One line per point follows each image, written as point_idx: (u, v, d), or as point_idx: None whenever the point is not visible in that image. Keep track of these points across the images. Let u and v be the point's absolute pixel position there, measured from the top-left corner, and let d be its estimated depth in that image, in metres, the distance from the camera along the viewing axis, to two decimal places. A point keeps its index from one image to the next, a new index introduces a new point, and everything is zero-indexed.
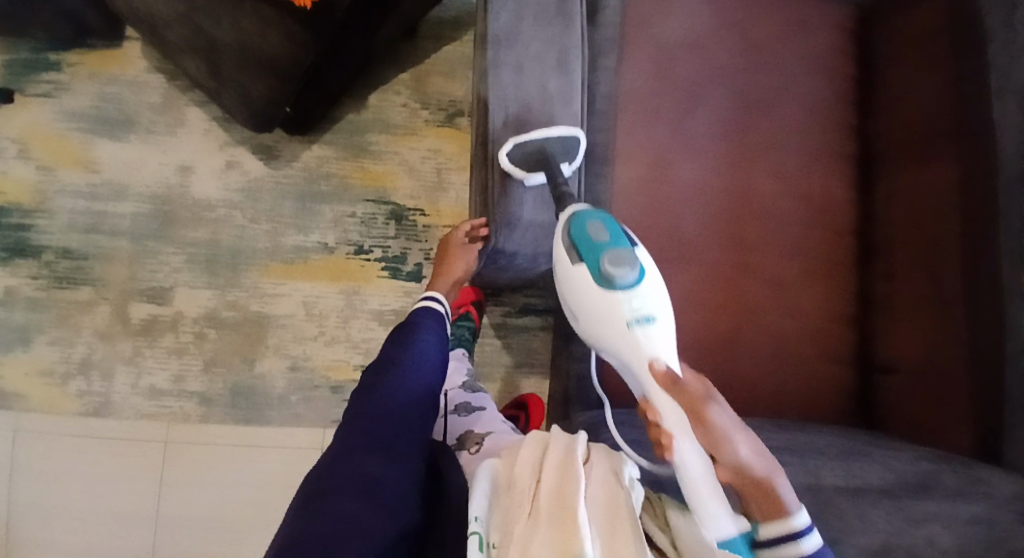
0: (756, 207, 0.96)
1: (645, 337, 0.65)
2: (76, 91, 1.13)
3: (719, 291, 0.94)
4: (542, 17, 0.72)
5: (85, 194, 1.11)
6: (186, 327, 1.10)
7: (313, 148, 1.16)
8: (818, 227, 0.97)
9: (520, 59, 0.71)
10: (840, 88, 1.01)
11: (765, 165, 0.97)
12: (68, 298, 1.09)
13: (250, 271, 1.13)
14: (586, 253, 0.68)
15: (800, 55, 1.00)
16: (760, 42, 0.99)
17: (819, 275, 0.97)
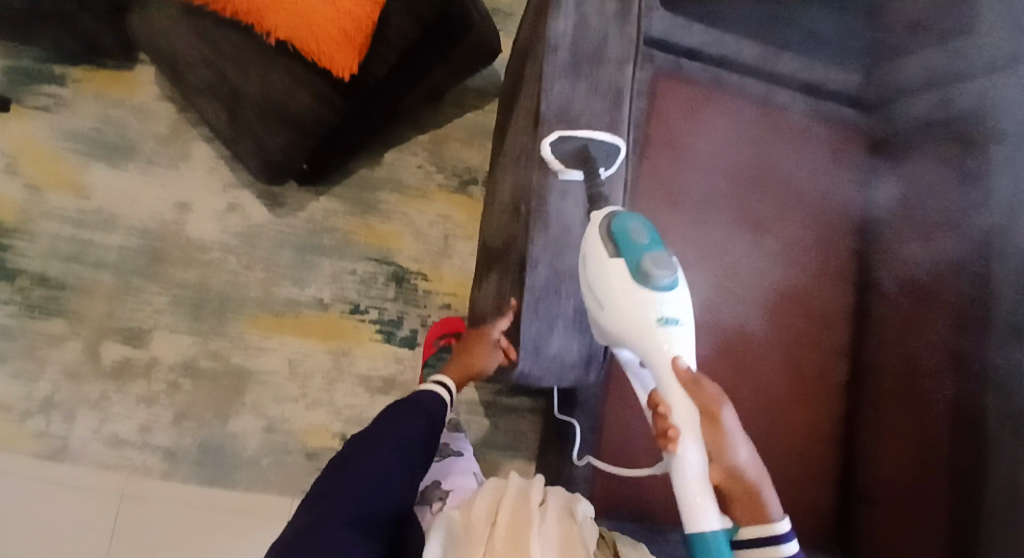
0: (753, 309, 0.97)
1: (668, 337, 0.64)
2: (77, 109, 1.07)
3: None
4: (590, 141, 0.72)
5: (72, 219, 1.05)
6: (159, 375, 1.04)
7: (320, 199, 1.12)
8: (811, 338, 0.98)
9: (567, 183, 0.71)
10: (842, 212, 1.05)
11: (767, 273, 0.99)
12: (39, 329, 1.02)
13: (236, 321, 1.07)
14: (625, 250, 0.64)
15: (806, 175, 1.05)
16: (771, 157, 1.04)
17: (805, 389, 0.96)
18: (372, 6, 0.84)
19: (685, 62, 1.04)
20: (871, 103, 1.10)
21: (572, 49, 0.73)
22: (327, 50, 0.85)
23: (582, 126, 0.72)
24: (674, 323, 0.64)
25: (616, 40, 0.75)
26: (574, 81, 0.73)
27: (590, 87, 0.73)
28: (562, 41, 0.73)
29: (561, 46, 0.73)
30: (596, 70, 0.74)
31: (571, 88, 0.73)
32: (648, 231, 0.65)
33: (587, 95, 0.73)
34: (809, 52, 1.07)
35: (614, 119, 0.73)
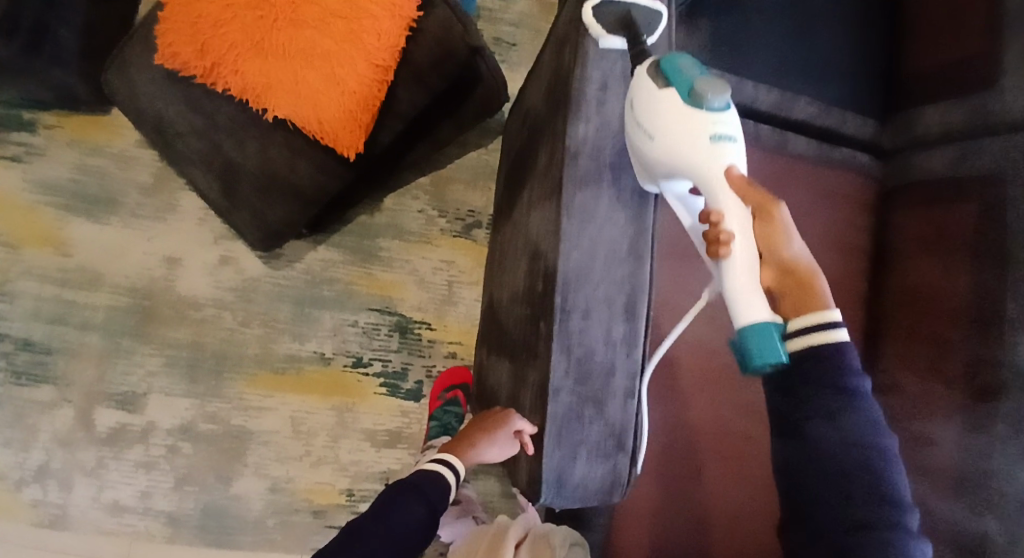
0: None
1: (728, 153, 0.55)
2: (52, 157, 0.99)
3: None
4: (614, 255, 0.68)
5: (54, 279, 0.99)
6: (157, 440, 1.01)
7: (318, 249, 1.07)
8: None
9: (589, 302, 0.68)
10: (853, 261, 1.00)
11: None
12: (27, 396, 0.98)
13: (234, 381, 1.03)
14: (674, 76, 0.56)
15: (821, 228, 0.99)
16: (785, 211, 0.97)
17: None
18: (381, 83, 0.78)
19: None
20: (885, 150, 1.04)
21: (593, 154, 0.69)
22: (335, 126, 0.79)
23: (604, 240, 0.68)
24: (730, 141, 0.55)
25: None
26: (596, 188, 0.68)
27: (613, 195, 0.69)
28: (580, 145, 0.68)
29: (581, 153, 0.68)
30: (619, 175, 0.69)
31: (594, 196, 0.68)
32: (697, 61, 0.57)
33: (610, 202, 0.68)
34: (826, 97, 0.99)
35: (639, 228, 0.69)
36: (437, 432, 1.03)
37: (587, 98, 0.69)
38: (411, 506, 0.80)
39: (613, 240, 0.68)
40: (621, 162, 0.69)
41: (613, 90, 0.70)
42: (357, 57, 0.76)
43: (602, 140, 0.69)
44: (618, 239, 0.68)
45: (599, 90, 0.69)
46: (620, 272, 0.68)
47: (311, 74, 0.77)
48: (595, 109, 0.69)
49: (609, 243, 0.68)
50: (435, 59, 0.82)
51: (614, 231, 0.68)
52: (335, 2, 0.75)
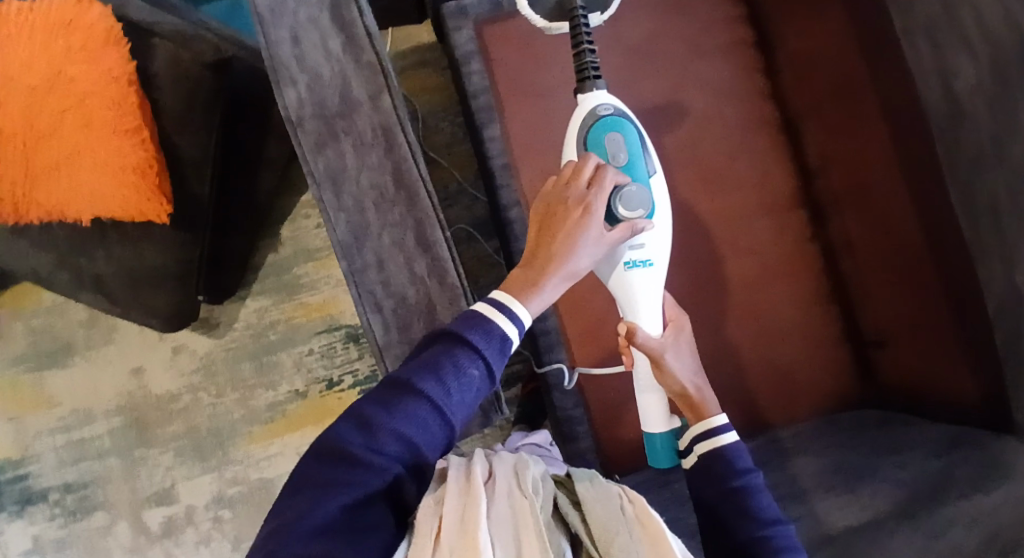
0: (707, 214, 0.93)
1: (637, 275, 0.72)
2: (7, 335, 1.11)
3: (706, 313, 0.92)
4: (383, 201, 0.63)
5: (59, 429, 1.12)
6: (201, 517, 1.13)
7: (248, 302, 1.13)
8: (783, 218, 0.94)
9: (379, 255, 0.63)
10: (745, 70, 0.95)
11: (703, 183, 0.93)
12: (87, 528, 1.12)
13: (237, 444, 1.13)
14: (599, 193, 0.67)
15: (686, 43, 0.95)
16: (644, 44, 0.94)
17: (802, 271, 0.94)
18: (142, 144, 0.79)
19: None
20: None
21: (317, 112, 0.62)
22: (134, 205, 0.81)
23: (366, 189, 0.63)
24: (644, 263, 0.72)
25: (357, 74, 0.63)
26: (335, 143, 0.62)
27: (355, 144, 0.63)
28: (298, 109, 0.62)
29: (303, 118, 0.62)
30: (351, 121, 0.63)
31: (336, 152, 0.62)
32: (629, 151, 0.72)
33: (355, 151, 0.63)
34: None
35: (397, 161, 0.63)
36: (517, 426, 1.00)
37: (282, 57, 0.62)
38: (421, 412, 0.53)
39: (373, 190, 0.63)
40: (349, 105, 0.63)
41: (308, 37, 0.62)
42: (107, 135, 0.78)
43: (321, 90, 0.62)
44: (380, 182, 0.63)
45: (296, 45, 0.62)
46: (397, 213, 0.63)
47: (84, 169, 0.80)
48: (296, 68, 0.62)
49: (373, 190, 0.63)
50: (184, 97, 0.82)
51: (371, 177, 0.63)
52: (57, 101, 0.77)
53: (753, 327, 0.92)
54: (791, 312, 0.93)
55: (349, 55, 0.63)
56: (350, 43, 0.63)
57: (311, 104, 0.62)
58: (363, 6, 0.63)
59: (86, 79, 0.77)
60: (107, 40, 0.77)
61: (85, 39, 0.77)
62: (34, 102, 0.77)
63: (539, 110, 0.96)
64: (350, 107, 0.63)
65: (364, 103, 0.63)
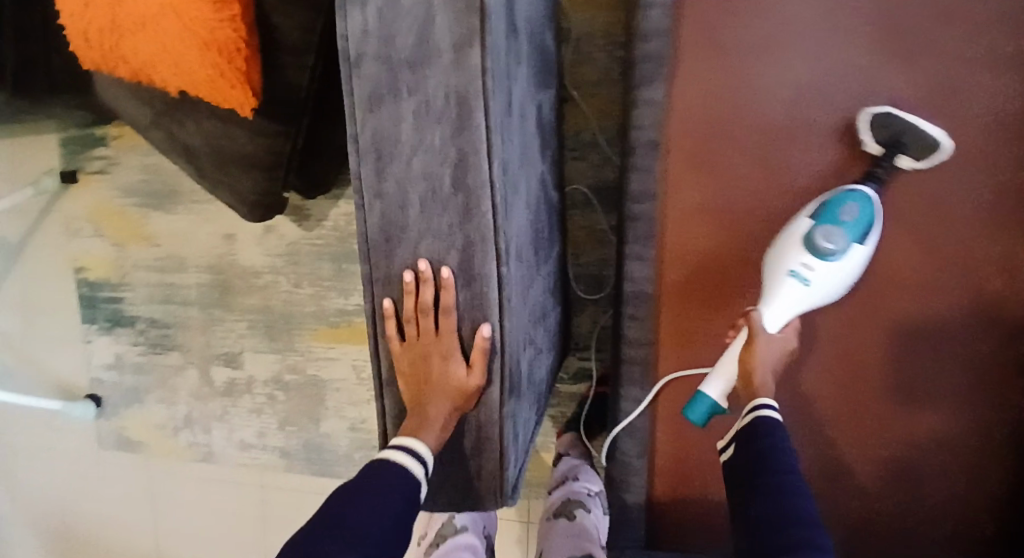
0: (899, 285, 0.71)
1: (786, 289, 0.66)
2: (123, 163, 1.11)
3: (839, 400, 0.74)
4: (434, 195, 0.50)
5: (154, 266, 1.14)
6: (258, 390, 1.15)
7: (340, 204, 1.03)
8: (993, 314, 0.69)
9: (412, 260, 0.53)
10: None
11: (911, 245, 0.70)
12: (162, 362, 1.18)
13: (303, 336, 1.10)
14: (821, 217, 0.66)
15: (967, 43, 0.65)
16: (902, 33, 0.66)
17: (986, 387, 0.70)
18: (231, 21, 0.67)
19: None
20: None
21: (381, 54, 0.47)
22: (217, 88, 0.72)
23: (418, 177, 0.50)
24: (802, 284, 0.65)
25: (442, 15, 0.45)
26: (393, 103, 0.48)
27: (417, 107, 0.48)
28: (359, 40, 0.47)
29: (362, 51, 0.47)
30: (422, 76, 0.47)
31: (393, 116, 0.49)
32: (859, 217, 0.65)
33: (416, 124, 0.48)
34: None
35: (464, 151, 0.48)
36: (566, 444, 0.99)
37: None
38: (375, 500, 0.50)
39: (426, 175, 0.50)
40: (422, 54, 0.46)
41: None
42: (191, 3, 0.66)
43: (390, 21, 0.46)
44: (436, 171, 0.50)
45: None
46: (445, 218, 0.51)
47: (164, 37, 0.69)
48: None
49: (423, 179, 0.50)
50: None
51: (426, 159, 0.49)
52: None
53: (882, 426, 0.74)
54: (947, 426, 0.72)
55: None
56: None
57: (378, 35, 0.47)
58: None
59: None
60: None
61: None
62: None
63: (709, 86, 0.72)
64: (424, 55, 0.46)
65: (442, 58, 0.46)
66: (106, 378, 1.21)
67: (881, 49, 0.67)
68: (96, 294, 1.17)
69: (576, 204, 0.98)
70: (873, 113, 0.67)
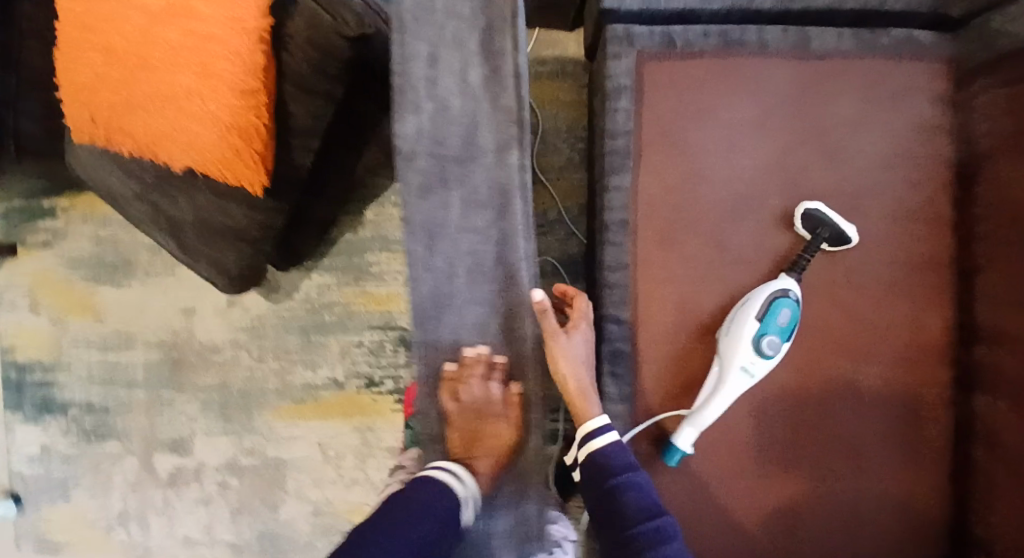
0: (829, 347, 0.80)
1: (732, 381, 0.77)
2: (73, 236, 1.08)
3: (783, 457, 0.80)
4: (478, 267, 0.63)
5: (97, 345, 1.09)
6: (209, 477, 1.08)
7: (312, 275, 1.05)
8: (911, 366, 0.80)
9: (456, 330, 0.65)
10: (929, 193, 0.81)
11: (835, 309, 0.81)
12: (97, 453, 1.09)
13: (263, 414, 1.07)
14: (764, 323, 0.76)
15: (865, 140, 0.82)
16: (814, 132, 0.82)
17: (913, 429, 0.80)
18: (256, 108, 0.72)
19: (680, 29, 0.85)
20: (957, 20, 0.82)
21: (434, 152, 0.62)
22: (230, 167, 0.75)
23: (465, 254, 0.63)
24: (748, 377, 0.77)
25: (488, 123, 0.62)
26: (444, 192, 0.63)
27: (464, 195, 0.63)
28: (413, 141, 0.61)
29: (414, 148, 0.62)
30: (468, 169, 0.63)
31: (444, 203, 0.63)
32: (792, 319, 0.77)
33: (464, 209, 0.63)
34: None
35: (503, 231, 0.62)
36: None
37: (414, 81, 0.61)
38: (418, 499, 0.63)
39: (471, 249, 0.63)
40: (469, 154, 0.62)
41: (444, 63, 0.62)
42: (220, 89, 0.70)
43: (439, 127, 0.62)
44: (479, 247, 0.63)
45: (432, 67, 0.61)
46: (488, 286, 0.64)
47: (183, 117, 0.72)
48: (420, 97, 0.61)
49: (469, 254, 0.63)
50: (312, 65, 0.75)
51: (471, 237, 0.63)
52: (177, 36, 0.70)
53: (823, 485, 0.80)
54: (890, 466, 0.80)
55: (486, 93, 0.62)
56: (491, 79, 0.62)
57: (432, 139, 0.62)
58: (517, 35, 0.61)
59: (215, 23, 0.69)
60: None
61: None
62: (152, 31, 0.70)
63: (670, 171, 0.84)
64: (471, 152, 0.63)
65: (485, 156, 0.63)
66: (28, 472, 1.10)
67: (803, 148, 0.82)
68: (25, 378, 1.10)
69: (543, 274, 1.07)
70: (806, 207, 0.80)
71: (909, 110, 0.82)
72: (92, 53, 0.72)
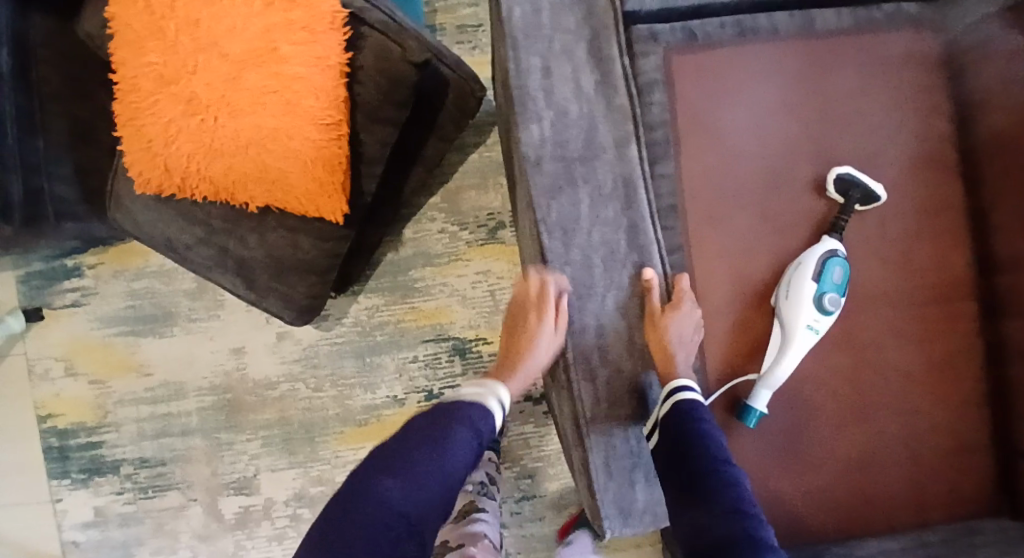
0: (872, 297, 0.91)
1: (802, 338, 0.85)
2: (105, 292, 1.06)
3: (845, 400, 0.91)
4: (612, 254, 0.77)
5: (144, 399, 1.07)
6: (279, 512, 1.08)
7: (359, 299, 1.06)
8: (940, 301, 0.92)
9: (598, 315, 0.76)
10: (932, 149, 0.92)
11: (870, 260, 0.91)
12: (158, 506, 1.07)
13: (327, 442, 1.08)
14: (821, 281, 0.85)
15: (873, 106, 0.91)
16: (829, 104, 0.91)
17: (951, 357, 0.91)
18: (338, 140, 0.75)
19: (699, 24, 0.92)
20: None
21: (560, 155, 0.76)
22: (313, 199, 0.78)
23: (598, 243, 0.77)
24: (814, 333, 0.85)
25: (604, 126, 0.78)
26: (572, 192, 0.76)
27: (591, 190, 0.77)
28: (541, 147, 0.76)
29: (543, 154, 0.76)
30: (592, 166, 0.77)
31: (573, 202, 0.76)
32: (843, 276, 0.86)
33: (591, 205, 0.77)
34: None
35: (631, 218, 0.77)
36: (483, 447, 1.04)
37: (536, 95, 0.77)
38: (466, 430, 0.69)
39: (604, 234, 0.77)
40: (590, 154, 0.77)
41: (556, 77, 0.77)
42: (304, 125, 0.74)
43: (562, 130, 0.77)
44: (611, 237, 0.77)
45: (547, 82, 0.77)
46: (623, 270, 0.78)
47: (268, 156, 0.75)
48: (542, 109, 0.77)
49: (602, 243, 0.77)
50: (383, 92, 0.78)
51: (602, 227, 0.77)
52: (260, 78, 0.73)
53: (884, 418, 0.91)
54: (938, 392, 0.91)
55: (601, 99, 0.78)
56: (603, 89, 0.78)
57: (556, 145, 0.76)
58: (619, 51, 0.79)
59: (297, 62, 0.72)
60: (332, 23, 0.72)
61: (307, 18, 0.72)
62: (234, 76, 0.72)
63: (710, 155, 0.90)
64: (592, 152, 0.77)
65: (605, 154, 0.77)
66: (83, 539, 1.06)
67: (823, 121, 0.91)
68: (69, 444, 1.06)
69: None
70: (838, 172, 0.89)
71: (908, 77, 0.92)
72: (167, 104, 0.74)
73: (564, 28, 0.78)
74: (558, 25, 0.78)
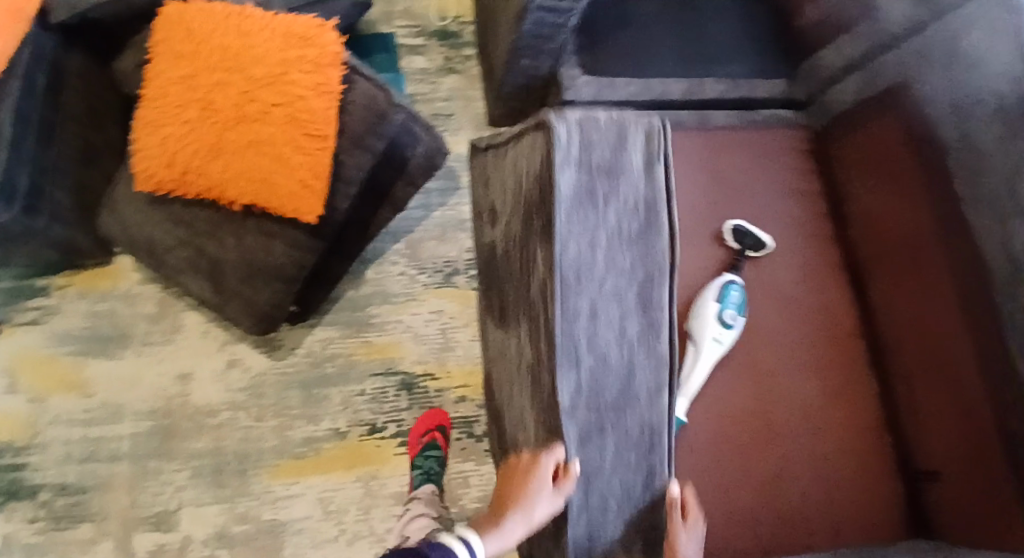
0: (784, 335, 1.02)
1: (708, 348, 0.95)
2: (66, 313, 1.10)
3: (755, 426, 0.96)
4: (628, 500, 0.79)
5: (80, 420, 1.06)
6: (195, 552, 1.02)
7: (316, 331, 1.13)
8: (832, 337, 1.03)
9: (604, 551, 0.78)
10: (817, 217, 1.10)
11: (775, 303, 1.03)
12: (67, 539, 1.00)
13: (259, 475, 1.05)
14: (722, 302, 0.97)
15: (767, 183, 1.11)
16: (730, 177, 1.11)
17: (847, 386, 1.00)
18: (322, 150, 0.90)
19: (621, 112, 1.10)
20: (803, 100, 1.18)
21: (593, 401, 0.77)
22: (292, 200, 0.90)
23: (619, 490, 0.78)
24: (718, 345, 0.95)
25: (641, 369, 0.79)
26: (601, 439, 0.77)
27: (618, 438, 0.78)
28: (578, 396, 0.76)
29: (579, 402, 0.76)
30: (622, 413, 0.78)
31: (602, 445, 0.77)
32: (740, 299, 0.98)
33: (616, 452, 0.78)
34: (732, 70, 1.14)
35: (651, 469, 0.79)
36: (420, 479, 1.04)
37: (581, 340, 0.76)
38: None
39: (627, 474, 0.78)
40: (623, 401, 0.78)
41: (601, 318, 0.77)
42: (296, 135, 0.89)
43: (599, 380, 0.77)
44: (630, 485, 0.79)
45: (592, 320, 0.77)
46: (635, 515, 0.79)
47: (261, 157, 0.89)
48: (583, 356, 0.76)
49: (623, 490, 0.78)
50: (365, 124, 0.92)
51: (623, 472, 0.78)
52: (270, 94, 0.88)
53: (794, 444, 0.96)
54: (839, 417, 0.98)
55: (641, 345, 0.79)
56: (646, 336, 0.79)
57: (591, 390, 0.77)
58: (668, 301, 0.79)
59: (303, 85, 0.89)
60: (332, 61, 0.90)
61: (316, 55, 0.89)
62: (246, 92, 0.88)
63: None
64: (626, 401, 0.78)
65: (637, 403, 0.78)
66: None
67: (727, 189, 1.10)
68: None
69: None
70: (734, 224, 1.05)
71: (792, 162, 1.14)
72: (186, 109, 0.90)
73: (619, 268, 0.78)
74: (613, 264, 0.78)
